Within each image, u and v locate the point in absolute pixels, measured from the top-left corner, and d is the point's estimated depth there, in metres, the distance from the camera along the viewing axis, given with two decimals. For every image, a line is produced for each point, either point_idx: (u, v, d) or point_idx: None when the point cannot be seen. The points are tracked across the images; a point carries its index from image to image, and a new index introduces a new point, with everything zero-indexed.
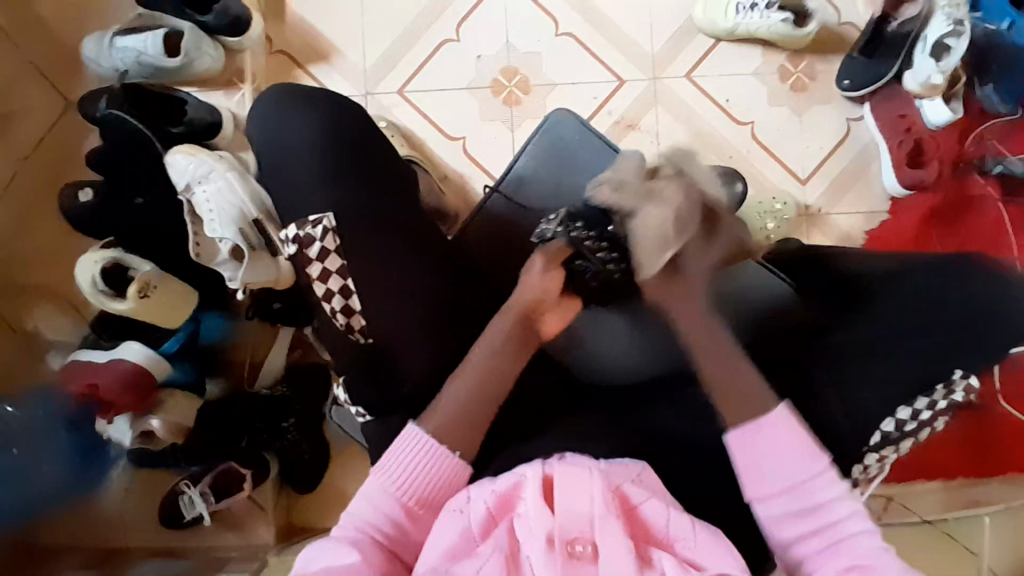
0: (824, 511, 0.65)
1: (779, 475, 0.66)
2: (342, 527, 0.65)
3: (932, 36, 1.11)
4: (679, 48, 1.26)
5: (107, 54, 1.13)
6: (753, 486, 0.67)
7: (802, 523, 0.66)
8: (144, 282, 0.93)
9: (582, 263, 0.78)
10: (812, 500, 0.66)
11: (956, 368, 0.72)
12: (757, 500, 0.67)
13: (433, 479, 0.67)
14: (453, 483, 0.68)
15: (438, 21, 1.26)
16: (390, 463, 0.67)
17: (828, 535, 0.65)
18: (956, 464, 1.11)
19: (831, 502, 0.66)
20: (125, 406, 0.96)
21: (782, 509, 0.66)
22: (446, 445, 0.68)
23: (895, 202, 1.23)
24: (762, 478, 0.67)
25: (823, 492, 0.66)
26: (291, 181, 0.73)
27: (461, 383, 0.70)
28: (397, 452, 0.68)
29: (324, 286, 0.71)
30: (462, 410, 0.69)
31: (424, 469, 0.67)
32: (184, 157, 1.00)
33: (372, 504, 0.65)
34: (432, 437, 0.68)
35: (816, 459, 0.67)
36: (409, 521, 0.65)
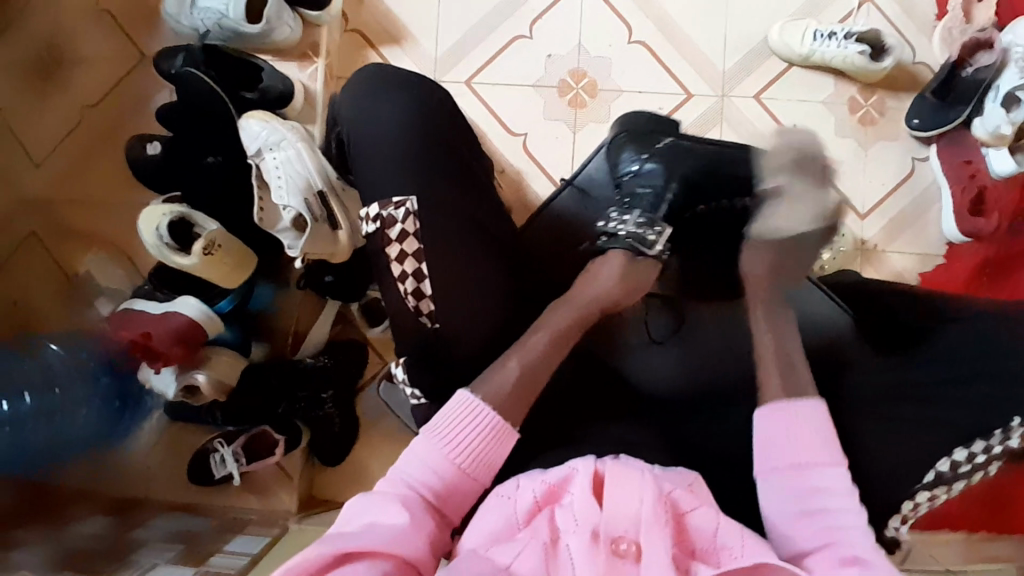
0: (824, 494, 0.66)
1: (783, 452, 0.69)
2: (389, 484, 0.65)
3: (1005, 86, 1.11)
4: (750, 68, 1.25)
5: (189, 13, 1.15)
6: (762, 455, 0.70)
7: (797, 505, 0.66)
8: (211, 240, 0.94)
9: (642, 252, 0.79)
10: (811, 481, 0.66)
11: (1015, 416, 0.72)
12: (761, 475, 0.69)
13: (482, 450, 0.67)
14: (496, 450, 0.68)
15: (514, 16, 1.27)
16: (441, 421, 0.67)
17: (821, 518, 0.65)
18: (979, 518, 1.16)
19: (830, 490, 0.66)
20: (172, 358, 0.97)
21: (782, 483, 0.68)
22: (507, 423, 0.68)
23: (952, 247, 1.22)
24: (780, 450, 0.69)
25: (823, 476, 0.66)
26: (376, 156, 0.74)
27: (521, 359, 0.70)
28: (448, 416, 0.67)
29: (401, 266, 0.72)
30: (519, 387, 0.69)
31: (479, 439, 0.67)
32: (257, 122, 1.02)
33: (423, 464, 0.65)
34: (494, 413, 0.68)
35: (829, 447, 0.68)
36: (457, 481, 0.65)
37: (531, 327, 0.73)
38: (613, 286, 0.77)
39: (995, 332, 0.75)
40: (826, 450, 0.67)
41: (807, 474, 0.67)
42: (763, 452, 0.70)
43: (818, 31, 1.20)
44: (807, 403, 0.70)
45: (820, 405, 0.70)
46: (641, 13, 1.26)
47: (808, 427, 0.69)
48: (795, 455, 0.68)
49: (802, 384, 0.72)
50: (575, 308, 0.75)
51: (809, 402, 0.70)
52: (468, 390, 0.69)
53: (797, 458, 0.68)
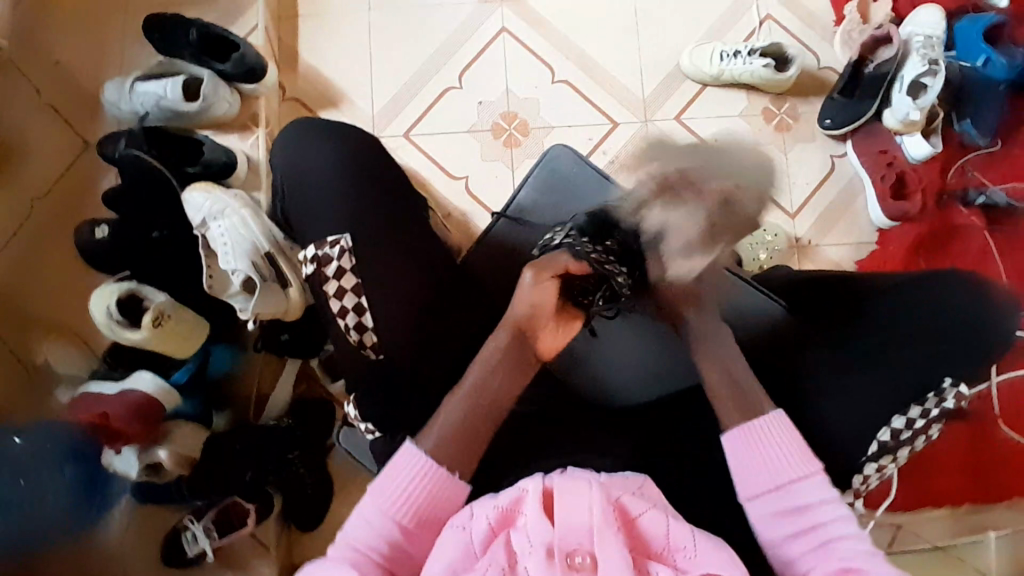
0: (810, 511, 0.67)
1: (762, 476, 0.70)
2: (339, 550, 0.65)
3: (909, 76, 1.22)
4: (669, 92, 1.34)
5: (128, 98, 1.20)
6: (744, 481, 0.71)
7: (787, 527, 0.68)
8: (159, 311, 0.95)
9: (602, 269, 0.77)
10: (799, 500, 0.68)
11: (945, 377, 0.76)
12: (748, 501, 0.70)
13: (429, 503, 0.67)
14: (447, 502, 0.68)
15: (443, 69, 1.35)
16: (389, 479, 0.67)
17: (816, 535, 0.66)
18: (963, 490, 1.16)
19: (815, 504, 0.67)
20: (133, 437, 0.96)
21: (769, 509, 0.69)
22: (445, 467, 0.69)
23: (882, 233, 1.28)
24: (761, 471, 0.70)
25: (807, 491, 0.68)
26: (308, 209, 0.77)
27: (453, 404, 0.72)
28: (396, 473, 0.68)
29: (341, 303, 0.74)
30: (456, 427, 0.71)
31: (424, 492, 0.67)
32: (200, 194, 1.05)
33: (368, 527, 0.66)
34: (430, 458, 0.69)
35: (802, 460, 0.69)
36: (405, 540, 0.66)
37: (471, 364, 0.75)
38: (539, 300, 0.76)
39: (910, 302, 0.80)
40: (806, 465, 0.69)
41: (790, 493, 0.68)
42: (746, 481, 0.71)
43: (724, 51, 1.29)
44: (767, 417, 0.72)
45: (781, 416, 0.72)
46: (560, 54, 1.35)
47: (777, 445, 0.71)
48: (774, 478, 0.69)
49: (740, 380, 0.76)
50: (502, 328, 0.76)
51: (770, 417, 0.72)
52: (413, 442, 0.70)
53: (774, 480, 0.69)
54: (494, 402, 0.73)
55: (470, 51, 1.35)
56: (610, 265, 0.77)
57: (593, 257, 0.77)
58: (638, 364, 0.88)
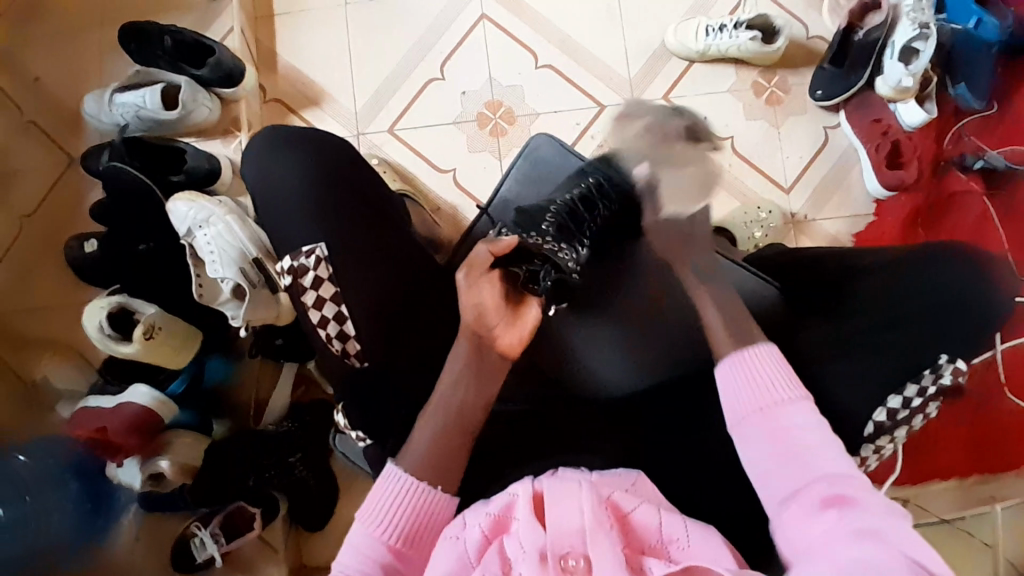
0: (796, 432, 0.66)
1: (749, 396, 0.70)
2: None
3: (900, 41, 1.18)
4: (655, 71, 1.31)
5: (108, 109, 1.19)
6: (732, 404, 0.71)
7: (771, 449, 0.67)
8: (150, 324, 0.95)
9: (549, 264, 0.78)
10: (784, 423, 0.67)
11: (941, 354, 0.76)
12: (734, 425, 0.70)
13: (417, 521, 0.68)
14: (436, 517, 0.68)
15: (424, 61, 1.32)
16: (375, 503, 0.68)
17: (799, 457, 0.65)
18: (965, 461, 1.16)
19: (803, 426, 0.67)
20: (131, 448, 0.98)
21: (754, 430, 0.68)
22: (425, 481, 0.69)
23: (879, 204, 1.26)
24: (752, 395, 0.70)
25: (794, 415, 0.67)
26: (285, 216, 0.76)
27: (428, 422, 0.71)
28: (379, 495, 0.68)
29: (320, 313, 0.73)
30: (436, 445, 0.70)
31: (411, 510, 0.67)
32: (184, 203, 1.03)
33: (360, 555, 0.66)
34: (411, 476, 0.69)
35: (789, 383, 0.69)
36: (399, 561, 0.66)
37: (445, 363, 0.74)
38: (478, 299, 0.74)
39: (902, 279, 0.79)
40: (792, 388, 0.68)
41: (779, 413, 0.68)
42: (737, 403, 0.71)
43: (709, 26, 1.26)
44: (756, 348, 0.72)
45: (772, 347, 0.72)
46: (542, 39, 1.32)
47: (765, 370, 0.71)
48: (769, 397, 0.69)
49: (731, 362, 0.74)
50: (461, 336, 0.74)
51: (757, 347, 0.72)
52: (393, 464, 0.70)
53: (767, 399, 0.69)
54: (485, 400, 0.73)
55: (450, 41, 1.33)
56: (561, 251, 0.80)
57: (546, 246, 0.79)
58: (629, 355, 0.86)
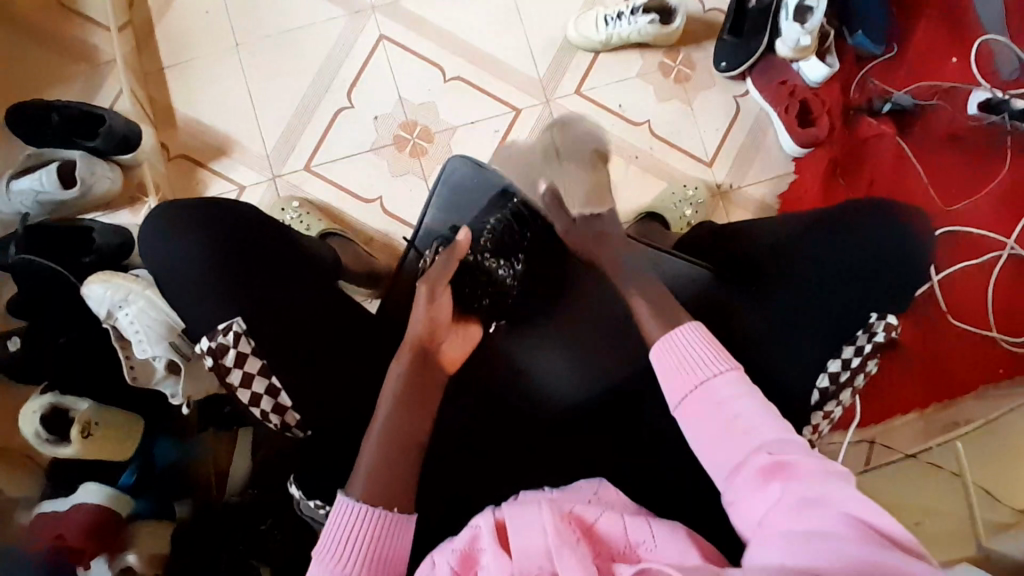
0: (729, 405, 0.67)
1: (677, 372, 0.71)
2: None
3: (792, 2, 1.22)
4: (564, 67, 1.31)
5: (6, 199, 1.12)
6: (666, 385, 0.71)
7: (714, 423, 0.67)
8: (86, 420, 0.92)
9: (487, 274, 0.86)
10: (717, 396, 0.68)
11: (872, 312, 0.79)
12: (674, 406, 0.70)
13: (381, 548, 0.64)
14: (397, 543, 0.65)
15: (330, 92, 1.29)
16: (329, 539, 0.64)
17: (735, 426, 0.66)
18: (924, 393, 1.21)
19: (732, 397, 0.67)
20: (92, 551, 0.91)
21: (691, 410, 0.69)
22: (381, 506, 0.65)
23: (797, 161, 1.30)
24: (683, 377, 0.70)
25: (723, 389, 0.68)
26: (196, 296, 0.73)
27: (372, 446, 0.69)
28: (333, 531, 0.64)
29: (250, 391, 0.70)
30: (383, 467, 0.68)
31: (368, 539, 0.64)
32: (99, 284, 0.97)
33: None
34: (363, 502, 0.65)
35: (715, 359, 0.70)
36: None
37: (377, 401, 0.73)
38: (435, 315, 0.79)
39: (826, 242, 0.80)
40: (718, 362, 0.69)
41: (707, 391, 0.68)
42: (667, 381, 0.71)
43: (607, 15, 1.27)
44: (684, 328, 0.74)
45: (698, 323, 0.74)
46: (447, 51, 1.31)
47: (689, 344, 0.72)
48: (690, 380, 0.69)
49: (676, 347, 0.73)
50: (404, 350, 0.76)
51: (684, 326, 0.74)
52: (344, 494, 0.66)
53: (694, 387, 0.69)
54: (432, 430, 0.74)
55: (353, 68, 1.30)
56: (491, 262, 0.86)
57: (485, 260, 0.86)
58: (571, 361, 0.85)
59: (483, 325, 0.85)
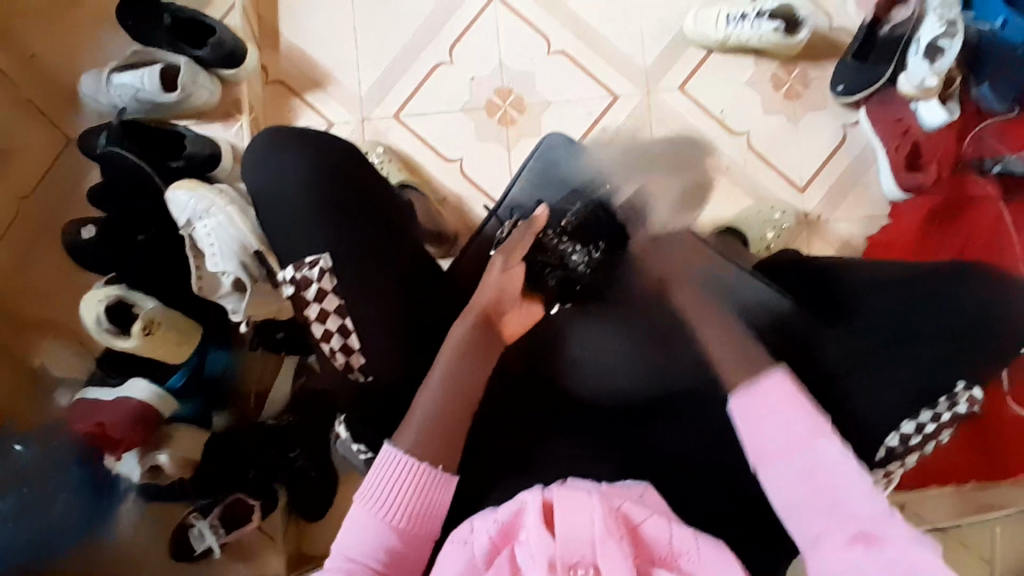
0: (821, 470, 0.66)
1: (777, 437, 0.68)
2: (334, 559, 0.65)
3: (925, 40, 1.12)
4: (672, 60, 1.27)
5: (105, 90, 1.15)
6: (755, 445, 0.69)
7: (801, 490, 0.66)
8: (150, 320, 0.94)
9: (543, 260, 0.82)
10: (808, 461, 0.66)
11: (958, 381, 0.74)
12: (762, 469, 0.68)
13: (419, 504, 0.67)
14: (435, 500, 0.68)
15: (433, 43, 1.28)
16: (374, 484, 0.67)
17: (827, 498, 0.65)
18: (965, 468, 1.16)
19: (826, 464, 0.66)
20: (132, 443, 0.96)
21: (781, 473, 0.67)
22: (427, 461, 0.68)
23: (895, 206, 1.23)
24: (766, 438, 0.68)
25: (818, 452, 0.66)
26: (288, 221, 0.73)
27: (429, 398, 0.70)
28: (377, 477, 0.67)
29: (324, 326, 0.72)
30: (437, 421, 0.69)
31: (410, 492, 0.67)
32: (184, 192, 1.00)
33: (360, 533, 0.65)
34: (412, 454, 0.68)
35: (812, 418, 0.68)
36: (400, 542, 0.66)
37: (435, 359, 0.73)
38: (507, 283, 0.79)
39: (912, 296, 0.79)
40: (814, 425, 0.67)
41: (802, 451, 0.66)
42: (755, 445, 0.69)
43: (730, 15, 1.21)
44: (773, 378, 0.70)
45: (784, 371, 0.70)
46: (557, 23, 1.27)
47: (783, 405, 0.68)
48: (780, 438, 0.68)
49: (761, 363, 0.71)
50: (469, 314, 0.76)
51: (773, 376, 0.70)
52: (392, 442, 0.69)
53: (782, 445, 0.67)
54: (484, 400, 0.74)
55: (460, 22, 1.28)
56: (564, 245, 0.84)
57: (549, 238, 0.83)
58: (630, 361, 0.82)
59: (549, 304, 0.83)
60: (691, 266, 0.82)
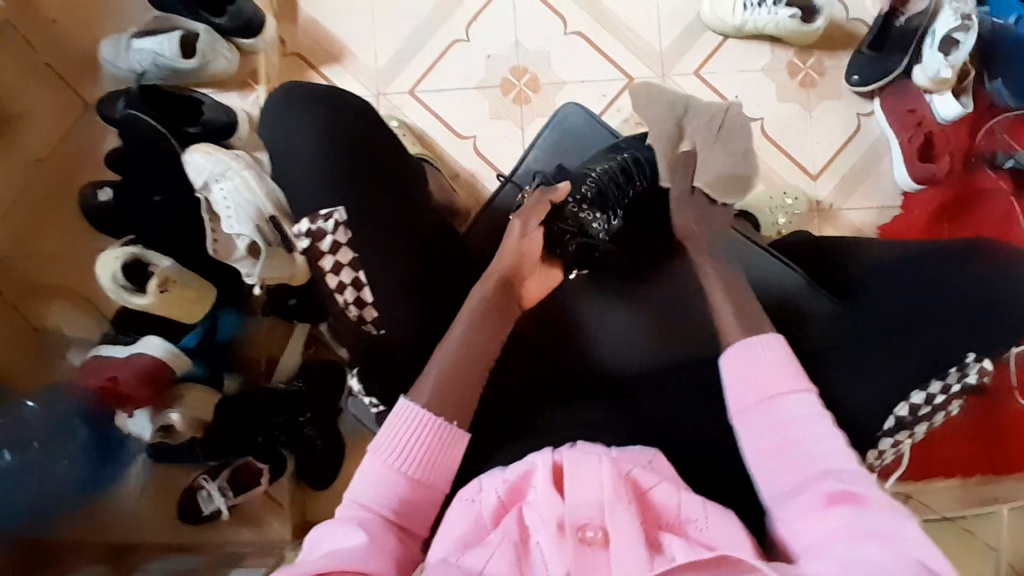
0: (795, 423, 0.66)
1: (752, 389, 0.69)
2: (346, 507, 0.65)
3: (941, 31, 1.13)
4: (687, 46, 1.27)
5: (125, 55, 1.16)
6: (735, 395, 0.70)
7: (773, 440, 0.67)
8: (164, 277, 0.95)
9: (562, 227, 0.85)
10: (782, 414, 0.67)
11: (969, 352, 0.73)
12: (739, 416, 0.69)
13: (431, 458, 0.67)
14: (445, 455, 0.68)
15: (450, 21, 1.28)
16: (387, 436, 0.68)
17: (795, 452, 0.65)
18: (971, 459, 1.15)
19: (801, 420, 0.66)
20: (141, 400, 0.97)
21: (756, 420, 0.68)
22: (441, 417, 0.69)
23: (907, 196, 1.23)
24: (747, 389, 0.69)
25: (793, 405, 0.67)
26: (303, 178, 0.74)
27: (443, 357, 0.73)
28: (391, 430, 0.68)
29: (338, 278, 0.72)
30: (451, 379, 0.71)
31: (423, 445, 0.67)
32: (200, 155, 1.02)
33: (371, 484, 0.65)
34: (425, 410, 0.69)
35: (795, 376, 0.69)
36: (410, 492, 0.66)
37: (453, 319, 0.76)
38: (526, 248, 0.82)
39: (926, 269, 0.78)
40: (795, 380, 0.68)
41: (780, 403, 0.67)
42: (738, 395, 0.70)
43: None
44: (761, 338, 0.72)
45: (778, 336, 0.72)
46: (574, 4, 1.28)
47: (765, 360, 0.70)
48: (758, 392, 0.69)
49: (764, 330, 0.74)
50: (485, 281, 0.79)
51: (765, 337, 0.72)
52: (407, 399, 0.71)
53: (758, 395, 0.69)
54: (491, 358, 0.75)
55: (477, 1, 1.28)
56: (585, 214, 0.85)
57: (570, 206, 0.86)
58: (640, 332, 0.84)
59: (568, 270, 0.86)
60: (700, 235, 0.85)
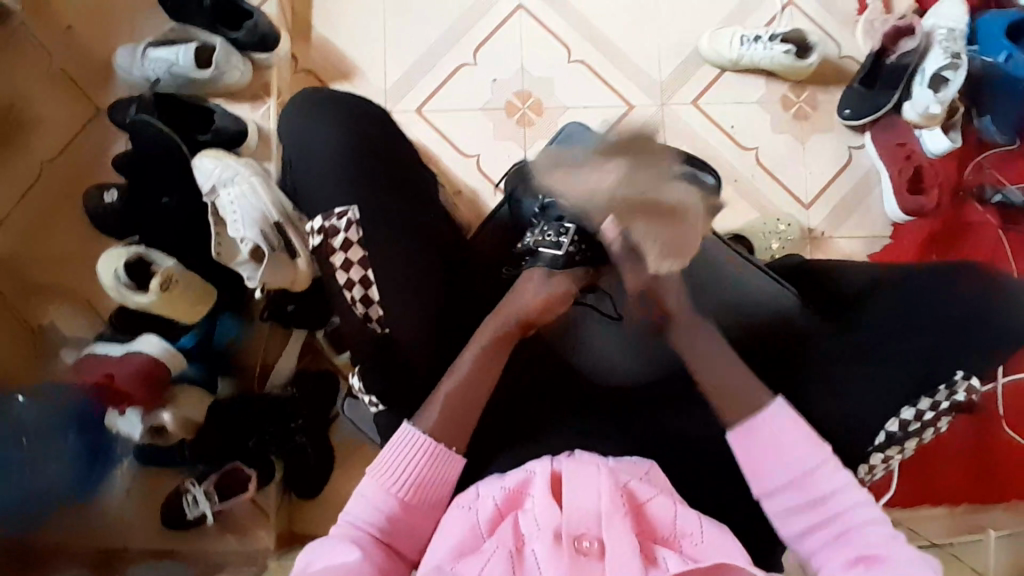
0: (828, 501, 0.68)
1: (778, 465, 0.70)
2: (340, 526, 0.67)
3: (930, 69, 1.18)
4: (686, 76, 1.32)
5: (140, 63, 1.19)
6: (758, 477, 0.71)
7: (803, 519, 0.69)
8: (167, 275, 0.96)
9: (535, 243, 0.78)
10: (814, 491, 0.69)
11: (957, 369, 0.76)
12: (764, 497, 0.71)
13: (427, 480, 0.69)
14: (442, 479, 0.70)
15: (458, 45, 1.33)
16: (386, 457, 0.69)
17: (833, 530, 0.68)
18: (958, 488, 1.15)
19: (829, 487, 0.69)
20: (138, 400, 0.97)
21: (786, 501, 0.70)
22: (444, 444, 0.70)
23: (896, 228, 1.26)
24: (767, 471, 0.70)
25: (822, 480, 0.69)
26: (316, 180, 0.77)
27: (453, 383, 0.73)
28: (391, 453, 0.69)
29: (346, 275, 0.74)
30: (459, 405, 0.72)
31: (421, 467, 0.69)
32: (211, 161, 1.04)
33: (367, 503, 0.67)
34: (430, 437, 0.70)
35: (807, 446, 0.70)
36: (405, 513, 0.67)
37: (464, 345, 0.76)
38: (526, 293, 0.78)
39: (915, 293, 0.80)
40: (814, 454, 0.69)
41: (808, 482, 0.69)
42: (755, 472, 0.71)
43: (745, 36, 1.27)
44: (767, 409, 0.72)
45: (779, 403, 0.72)
46: (578, 34, 1.33)
47: (783, 434, 0.71)
48: (779, 475, 0.70)
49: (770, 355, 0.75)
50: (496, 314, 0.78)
51: (769, 408, 0.72)
52: (411, 424, 0.72)
53: (780, 475, 0.70)
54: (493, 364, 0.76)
55: (486, 27, 1.33)
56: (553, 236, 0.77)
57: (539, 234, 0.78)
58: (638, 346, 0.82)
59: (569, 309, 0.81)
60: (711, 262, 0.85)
